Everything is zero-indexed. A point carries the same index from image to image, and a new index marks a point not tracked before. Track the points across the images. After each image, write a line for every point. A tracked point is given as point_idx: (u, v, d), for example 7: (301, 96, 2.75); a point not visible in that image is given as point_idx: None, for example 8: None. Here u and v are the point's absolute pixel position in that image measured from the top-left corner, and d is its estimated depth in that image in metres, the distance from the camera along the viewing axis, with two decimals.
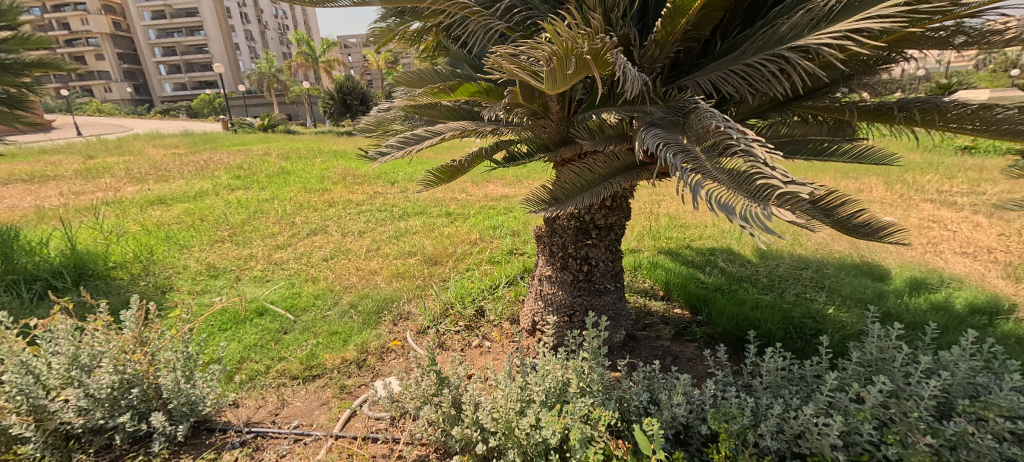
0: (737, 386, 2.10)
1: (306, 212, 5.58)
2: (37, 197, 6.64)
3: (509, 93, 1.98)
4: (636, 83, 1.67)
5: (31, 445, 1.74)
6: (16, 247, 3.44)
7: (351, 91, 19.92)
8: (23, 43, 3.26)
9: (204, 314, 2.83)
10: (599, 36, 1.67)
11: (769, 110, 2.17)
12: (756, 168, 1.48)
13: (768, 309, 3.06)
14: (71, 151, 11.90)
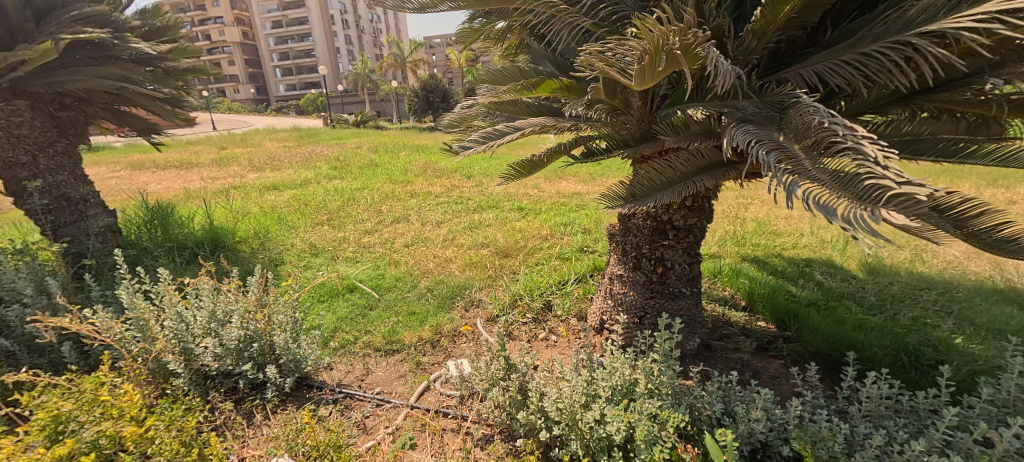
0: (829, 410, 1.97)
1: (391, 201, 6.06)
2: (184, 180, 7.95)
3: (592, 89, 2.03)
4: (728, 77, 1.64)
5: (181, 380, 2.14)
6: (170, 221, 4.19)
7: (434, 89, 20.99)
8: (182, 52, 3.79)
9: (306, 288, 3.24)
10: (692, 30, 1.66)
11: (889, 104, 1.96)
12: (864, 168, 1.39)
13: (875, 332, 2.77)
14: (207, 142, 14.01)
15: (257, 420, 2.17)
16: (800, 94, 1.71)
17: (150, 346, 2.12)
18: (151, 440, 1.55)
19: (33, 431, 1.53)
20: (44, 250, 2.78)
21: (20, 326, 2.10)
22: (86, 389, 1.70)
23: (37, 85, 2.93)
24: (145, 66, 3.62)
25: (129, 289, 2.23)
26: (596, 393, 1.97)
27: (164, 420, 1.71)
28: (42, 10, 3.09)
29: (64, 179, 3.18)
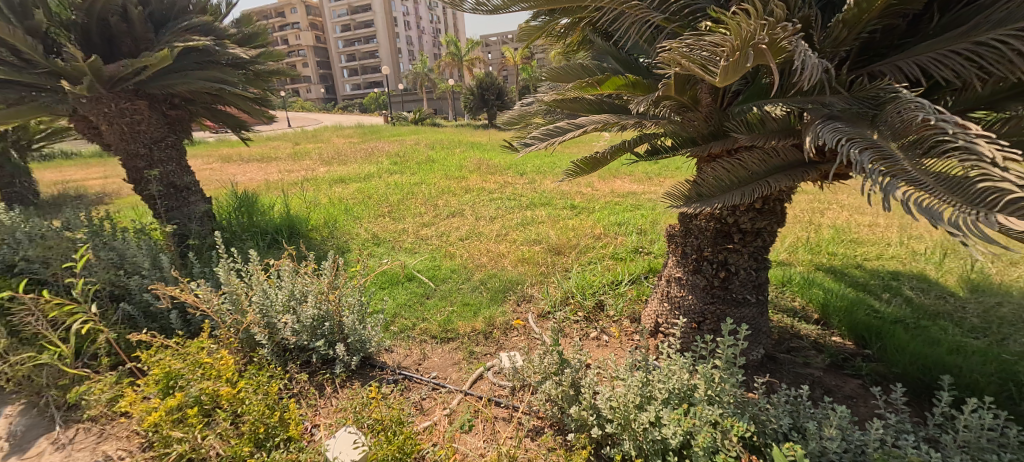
0: (917, 437, 1.81)
1: (447, 196, 6.25)
2: (263, 172, 8.65)
3: (663, 85, 1.99)
4: (817, 71, 1.58)
5: (266, 351, 2.37)
6: (253, 208, 4.60)
7: (490, 87, 21.23)
8: (270, 56, 4.20)
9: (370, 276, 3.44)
10: (782, 24, 1.60)
11: (1005, 100, 1.79)
12: (979, 170, 1.30)
13: (975, 357, 2.51)
14: (282, 138, 15.12)
15: (328, 392, 2.36)
16: (900, 89, 1.59)
17: (241, 319, 2.36)
18: (242, 402, 1.74)
19: (151, 387, 1.78)
20: (154, 231, 3.15)
21: (138, 295, 2.42)
22: (192, 351, 1.93)
23: (154, 87, 3.32)
24: (240, 68, 3.98)
25: (225, 267, 2.50)
26: (652, 395, 1.95)
27: (253, 384, 1.91)
28: (159, 20, 3.50)
29: (173, 170, 3.57)
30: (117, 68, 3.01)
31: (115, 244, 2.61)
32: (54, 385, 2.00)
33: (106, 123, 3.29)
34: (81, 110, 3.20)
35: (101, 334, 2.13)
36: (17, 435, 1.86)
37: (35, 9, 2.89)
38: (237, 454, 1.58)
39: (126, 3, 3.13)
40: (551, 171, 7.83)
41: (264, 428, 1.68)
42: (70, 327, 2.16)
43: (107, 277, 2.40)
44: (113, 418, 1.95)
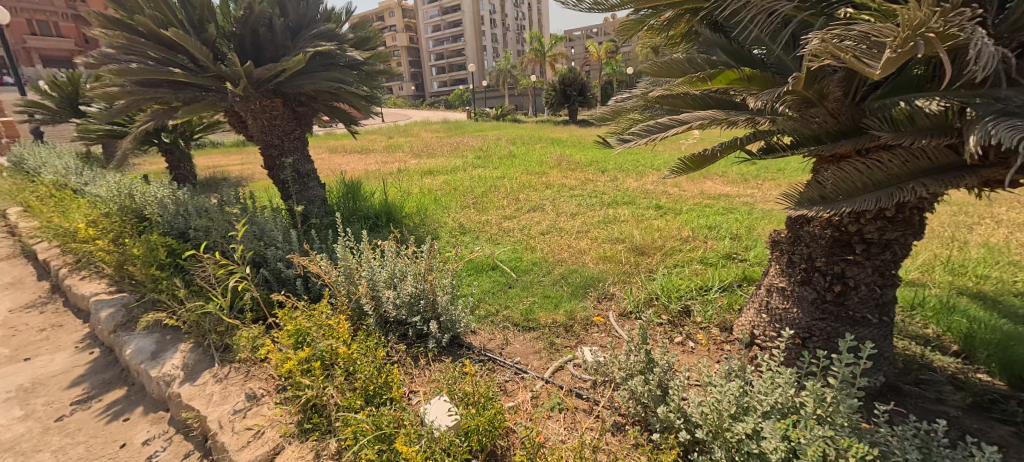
0: None
1: (529, 191, 6.32)
2: (361, 162, 9.38)
3: (792, 79, 1.82)
4: (994, 61, 1.41)
5: (371, 320, 2.61)
6: (358, 193, 5.02)
7: (573, 82, 20.93)
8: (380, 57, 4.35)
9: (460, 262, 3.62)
10: (956, 11, 1.46)
11: None
12: None
13: None
14: (376, 131, 16.22)
15: (422, 363, 2.54)
16: None
17: (354, 289, 2.63)
18: (355, 362, 1.97)
19: (284, 339, 2.09)
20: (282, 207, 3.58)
21: (273, 263, 2.79)
22: (317, 313, 2.23)
23: (289, 87, 3.56)
24: (355, 69, 4.08)
25: (345, 248, 2.80)
26: (751, 405, 1.86)
27: (364, 347, 2.15)
28: (296, 30, 3.78)
29: (298, 159, 3.84)
30: (263, 71, 3.31)
31: (256, 219, 3.04)
32: (214, 331, 2.40)
33: (250, 117, 3.59)
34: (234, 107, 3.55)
35: (247, 293, 2.52)
36: (188, 366, 2.26)
37: (207, 24, 3.33)
38: (351, 405, 1.81)
39: (272, 14, 3.43)
40: (634, 170, 7.58)
41: (375, 386, 1.90)
42: (226, 284, 2.57)
43: (249, 247, 2.79)
44: (252, 363, 2.28)
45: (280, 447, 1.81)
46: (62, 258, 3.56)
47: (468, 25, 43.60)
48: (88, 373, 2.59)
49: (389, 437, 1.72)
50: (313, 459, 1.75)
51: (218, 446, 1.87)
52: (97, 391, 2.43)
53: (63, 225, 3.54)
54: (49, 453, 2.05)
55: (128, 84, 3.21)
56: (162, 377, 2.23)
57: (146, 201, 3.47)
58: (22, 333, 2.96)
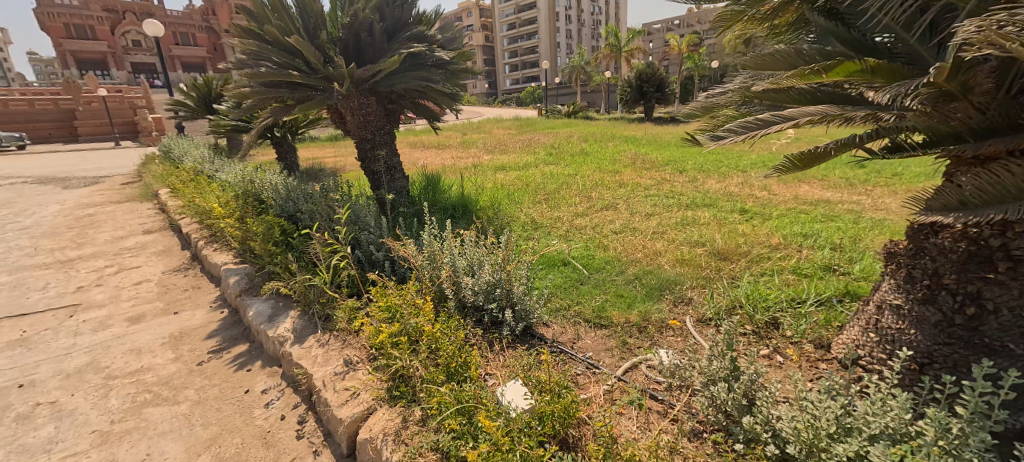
0: None
1: (602, 189, 6.22)
2: (438, 157, 9.78)
3: (934, 70, 1.63)
4: None
5: (450, 302, 2.76)
6: (438, 185, 5.23)
7: (650, 77, 20.18)
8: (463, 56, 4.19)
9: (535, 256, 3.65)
10: None
11: None
12: None
13: None
14: (453, 128, 16.81)
15: (496, 348, 2.62)
16: None
17: (438, 272, 2.79)
18: (438, 340, 2.13)
19: (375, 314, 2.34)
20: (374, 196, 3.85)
21: (366, 246, 3.05)
22: (405, 292, 2.44)
23: (381, 87, 3.67)
24: (441, 69, 4.08)
25: (430, 236, 2.99)
26: (854, 427, 1.72)
27: (446, 327, 2.31)
28: (392, 33, 3.93)
29: (386, 154, 3.91)
30: (362, 72, 3.46)
31: (354, 205, 3.33)
32: (318, 301, 2.71)
33: (348, 113, 3.78)
34: (336, 104, 3.72)
35: (345, 270, 2.81)
36: (296, 330, 2.58)
37: (321, 31, 3.57)
38: (435, 379, 1.98)
39: (372, 19, 3.62)
40: (717, 170, 7.15)
41: (455, 364, 2.05)
42: (329, 261, 2.86)
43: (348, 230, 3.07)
44: (347, 333, 2.54)
45: (372, 409, 2.03)
46: (197, 231, 4.13)
47: (546, 22, 43.60)
48: (220, 328, 3.00)
49: (468, 411, 1.88)
50: (399, 424, 1.91)
51: (322, 401, 2.14)
52: (227, 344, 2.82)
53: (200, 204, 4.11)
54: (193, 391, 2.43)
55: (255, 84, 3.51)
56: (277, 337, 2.57)
57: (263, 186, 3.94)
58: (170, 290, 3.48)
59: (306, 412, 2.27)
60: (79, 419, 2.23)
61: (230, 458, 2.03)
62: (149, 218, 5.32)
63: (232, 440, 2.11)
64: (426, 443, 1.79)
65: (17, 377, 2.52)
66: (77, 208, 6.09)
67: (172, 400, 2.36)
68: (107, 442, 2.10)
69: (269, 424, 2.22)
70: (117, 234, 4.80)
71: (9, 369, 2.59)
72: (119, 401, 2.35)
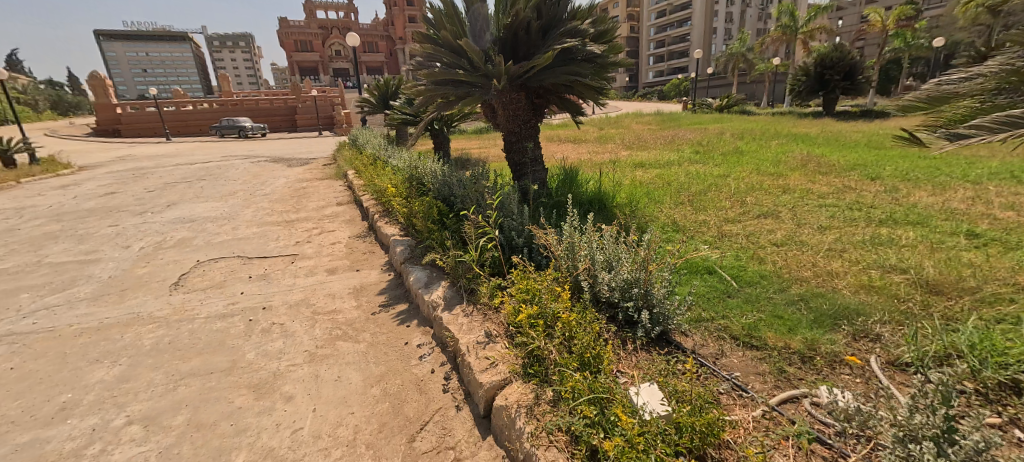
0: None
1: (760, 195, 4.98)
2: (578, 152, 9.74)
3: None
4: None
5: (585, 294, 2.81)
6: (571, 180, 4.73)
7: (837, 63, 17.18)
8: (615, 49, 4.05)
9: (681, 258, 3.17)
10: None
11: None
12: None
13: None
14: (597, 122, 16.66)
15: (629, 349, 2.57)
16: None
17: (576, 264, 2.89)
18: (573, 329, 2.27)
19: (515, 294, 2.66)
20: (518, 185, 4.09)
21: (508, 231, 3.29)
22: (544, 279, 2.75)
23: (532, 82, 3.81)
24: (590, 63, 4.00)
25: (571, 229, 3.11)
26: None
27: (581, 316, 2.44)
28: (546, 30, 4.01)
29: (529, 147, 4.12)
30: (517, 69, 3.65)
31: (501, 193, 3.59)
32: (464, 276, 3.06)
33: (500, 107, 4.04)
34: (491, 99, 3.99)
35: (490, 251, 3.12)
36: (446, 297, 2.93)
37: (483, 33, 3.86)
38: (568, 364, 2.12)
39: (530, 18, 3.76)
40: (930, 180, 5.55)
41: (590, 355, 2.15)
42: (478, 241, 3.19)
43: (496, 215, 3.35)
44: (488, 308, 2.82)
45: (508, 380, 2.24)
46: (374, 206, 4.88)
47: (704, 9, 40.26)
48: (388, 286, 3.54)
49: (602, 401, 1.95)
50: (533, 399, 2.08)
51: (466, 364, 2.42)
52: (393, 301, 3.33)
53: (379, 184, 4.84)
54: (368, 335, 2.95)
55: (427, 83, 3.95)
56: (431, 301, 2.95)
57: (424, 170, 4.50)
58: (353, 252, 4.18)
59: (451, 371, 2.60)
60: (296, 341, 2.88)
61: (394, 395, 2.45)
62: (341, 194, 6.42)
63: (395, 381, 2.54)
64: (558, 424, 1.92)
65: (259, 302, 3.33)
66: (294, 182, 7.65)
67: (355, 339, 2.91)
68: (313, 362, 2.69)
69: (423, 374, 2.60)
70: (319, 203, 5.91)
71: (254, 295, 3.43)
72: (321, 332, 2.98)
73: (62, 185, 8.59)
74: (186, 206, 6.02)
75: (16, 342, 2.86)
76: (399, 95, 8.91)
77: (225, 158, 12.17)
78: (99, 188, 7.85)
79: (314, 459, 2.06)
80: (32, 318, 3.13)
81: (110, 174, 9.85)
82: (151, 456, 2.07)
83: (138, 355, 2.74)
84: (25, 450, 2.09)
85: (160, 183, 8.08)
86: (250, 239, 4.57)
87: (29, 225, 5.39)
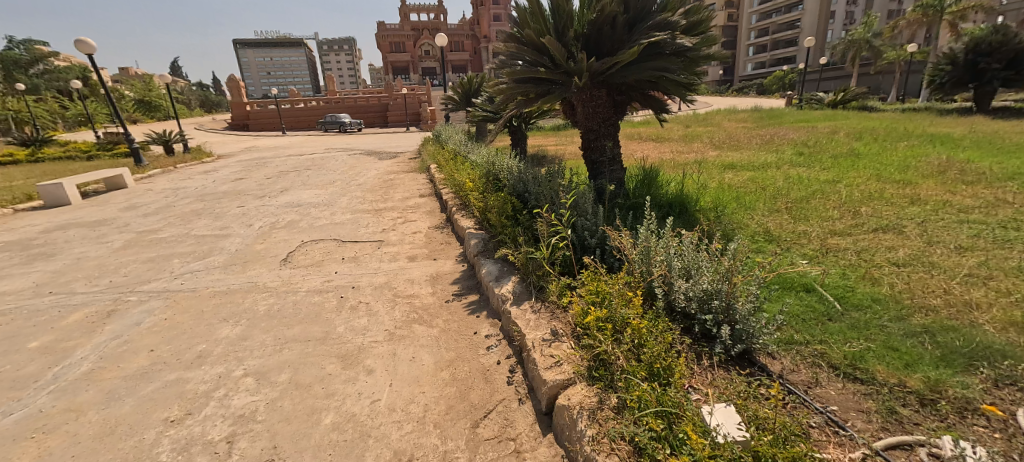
0: None
1: (878, 205, 4.07)
2: (662, 149, 9.18)
3: None
4: None
5: (659, 303, 2.65)
6: (652, 181, 4.52)
7: (996, 49, 14.17)
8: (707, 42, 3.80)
9: (772, 273, 2.68)
10: None
11: None
12: None
13: None
14: (689, 119, 15.63)
15: (704, 366, 2.36)
16: None
17: (650, 269, 2.76)
18: (643, 336, 2.23)
19: (585, 295, 2.67)
20: (594, 184, 4.04)
21: (581, 231, 3.26)
22: (615, 282, 2.69)
23: (615, 79, 3.72)
24: (679, 57, 3.81)
25: (650, 232, 2.97)
26: None
27: (653, 325, 2.37)
28: (633, 24, 3.90)
29: (608, 145, 4.04)
30: (600, 65, 3.59)
31: (576, 191, 3.56)
32: (534, 273, 3.10)
33: (579, 104, 4.01)
34: (570, 96, 3.97)
35: (561, 250, 3.12)
36: (515, 293, 3.02)
37: (567, 29, 3.84)
38: (635, 373, 2.09)
39: (617, 12, 3.66)
40: None
41: (660, 366, 2.10)
42: (550, 239, 3.20)
43: (569, 213, 3.35)
44: (556, 306, 2.85)
45: (571, 380, 2.27)
46: (453, 199, 5.12)
47: None
48: (461, 277, 3.73)
49: (669, 416, 1.90)
50: (596, 403, 2.10)
51: (531, 360, 2.49)
52: (465, 291, 3.51)
53: (459, 179, 5.09)
54: (441, 321, 3.15)
55: (509, 81, 4.04)
56: (500, 295, 3.06)
57: (502, 166, 4.63)
58: (432, 242, 4.45)
59: (516, 364, 2.71)
60: (379, 319, 3.17)
61: (461, 381, 2.60)
62: (424, 186, 6.81)
63: (463, 368, 2.69)
64: (621, 432, 1.92)
65: (350, 281, 3.70)
66: (384, 173, 8.25)
67: (428, 324, 3.12)
68: (391, 341, 2.94)
69: (489, 364, 2.72)
70: (405, 194, 6.34)
71: (345, 275, 3.82)
72: (400, 314, 3.24)
73: (203, 171, 10.11)
74: (295, 193, 6.81)
75: (168, 298, 3.48)
76: (481, 93, 9.14)
77: (329, 150, 13.46)
78: (229, 175, 9.12)
79: (389, 428, 2.27)
80: (178, 279, 3.79)
81: (238, 163, 11.38)
82: (260, 405, 2.42)
83: (254, 319, 3.20)
84: (172, 385, 2.57)
85: (276, 172, 9.19)
86: (344, 224, 5.06)
87: (178, 203, 6.46)
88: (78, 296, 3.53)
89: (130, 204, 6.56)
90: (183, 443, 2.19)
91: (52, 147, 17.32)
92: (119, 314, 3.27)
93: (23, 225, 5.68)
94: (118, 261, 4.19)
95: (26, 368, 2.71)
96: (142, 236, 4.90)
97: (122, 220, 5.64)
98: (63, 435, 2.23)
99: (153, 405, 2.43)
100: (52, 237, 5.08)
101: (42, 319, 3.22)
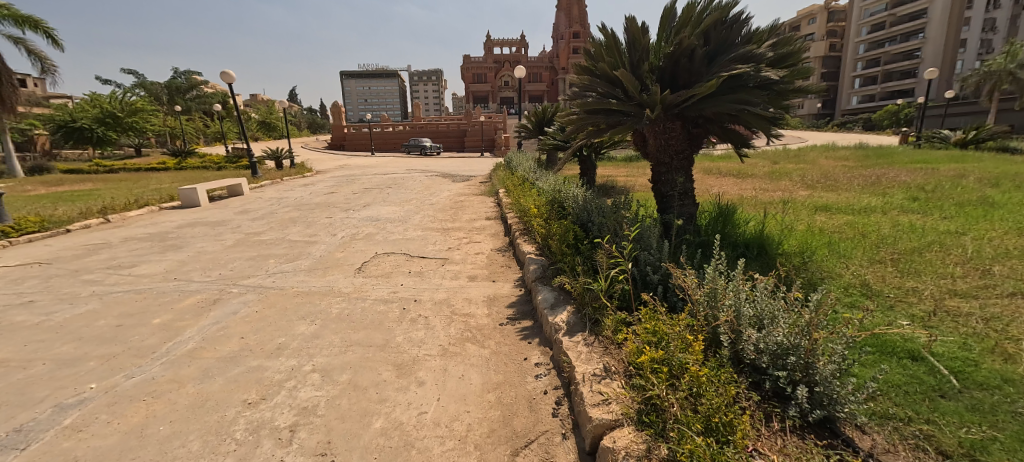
0: None
1: (1017, 264, 3.41)
2: (746, 186, 8.52)
3: None
4: None
5: (724, 351, 2.38)
6: (730, 219, 4.21)
7: None
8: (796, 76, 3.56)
9: (867, 332, 2.19)
10: None
11: None
12: None
13: None
14: (778, 155, 14.41)
15: (774, 427, 2.05)
16: None
17: (715, 313, 2.49)
18: (702, 385, 2.03)
19: (641, 334, 2.51)
20: (661, 219, 3.88)
21: (643, 265, 3.13)
22: (675, 324, 2.47)
23: (691, 112, 3.60)
24: (765, 90, 3.61)
25: (718, 273, 2.72)
26: None
27: (715, 373, 2.16)
28: (713, 57, 3.77)
29: (683, 178, 3.87)
30: (675, 98, 3.50)
31: (642, 225, 3.44)
32: (590, 305, 3.04)
33: (652, 136, 3.88)
34: (642, 128, 3.89)
35: (620, 284, 3.02)
36: (569, 324, 2.96)
37: (643, 63, 3.81)
38: (690, 424, 1.89)
39: (696, 45, 3.56)
40: None
41: (719, 421, 1.88)
42: (609, 271, 3.10)
43: (632, 246, 3.24)
44: (610, 342, 2.74)
45: (619, 422, 2.15)
46: (519, 223, 5.21)
47: None
48: (518, 301, 3.76)
49: None
50: (643, 450, 1.95)
51: (579, 394, 2.41)
52: (520, 316, 3.53)
53: (524, 205, 5.20)
54: (492, 343, 3.19)
55: (580, 112, 4.09)
56: (554, 323, 3.02)
57: (569, 195, 4.65)
58: (493, 264, 4.55)
59: (562, 396, 2.64)
60: (434, 334, 3.30)
61: (505, 405, 2.59)
62: (491, 209, 7.02)
63: (509, 393, 2.68)
64: None
65: (413, 294, 3.92)
66: (456, 195, 8.65)
67: (481, 344, 3.18)
68: (444, 356, 3.04)
69: (535, 392, 2.69)
70: (472, 216, 6.58)
71: (410, 288, 4.05)
72: (454, 331, 3.34)
73: (302, 183, 11.35)
74: (375, 208, 7.39)
75: (261, 293, 3.95)
76: (553, 122, 9.24)
77: (410, 171, 14.34)
78: (324, 188, 10.15)
79: (431, 442, 2.32)
80: (271, 277, 4.28)
81: (333, 178, 12.62)
82: (321, 401, 2.62)
83: (327, 320, 3.49)
84: (255, 371, 2.88)
85: (362, 188, 10.04)
86: (414, 240, 5.38)
87: (279, 211, 7.31)
88: (194, 284, 4.14)
89: (242, 209, 7.57)
90: (255, 425, 2.43)
91: (195, 157, 20.59)
92: (222, 303, 3.76)
93: (163, 221, 6.85)
94: (227, 257, 4.85)
95: (149, 340, 3.22)
96: (248, 237, 5.64)
97: (234, 222, 6.52)
98: (166, 402, 2.59)
99: (238, 386, 2.73)
100: (183, 232, 6.04)
101: (164, 301, 3.82)
